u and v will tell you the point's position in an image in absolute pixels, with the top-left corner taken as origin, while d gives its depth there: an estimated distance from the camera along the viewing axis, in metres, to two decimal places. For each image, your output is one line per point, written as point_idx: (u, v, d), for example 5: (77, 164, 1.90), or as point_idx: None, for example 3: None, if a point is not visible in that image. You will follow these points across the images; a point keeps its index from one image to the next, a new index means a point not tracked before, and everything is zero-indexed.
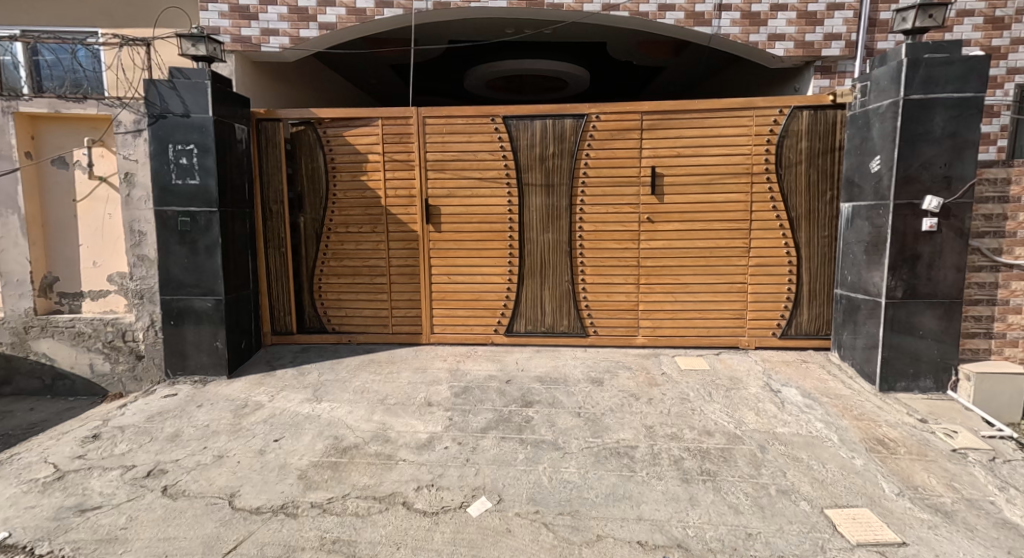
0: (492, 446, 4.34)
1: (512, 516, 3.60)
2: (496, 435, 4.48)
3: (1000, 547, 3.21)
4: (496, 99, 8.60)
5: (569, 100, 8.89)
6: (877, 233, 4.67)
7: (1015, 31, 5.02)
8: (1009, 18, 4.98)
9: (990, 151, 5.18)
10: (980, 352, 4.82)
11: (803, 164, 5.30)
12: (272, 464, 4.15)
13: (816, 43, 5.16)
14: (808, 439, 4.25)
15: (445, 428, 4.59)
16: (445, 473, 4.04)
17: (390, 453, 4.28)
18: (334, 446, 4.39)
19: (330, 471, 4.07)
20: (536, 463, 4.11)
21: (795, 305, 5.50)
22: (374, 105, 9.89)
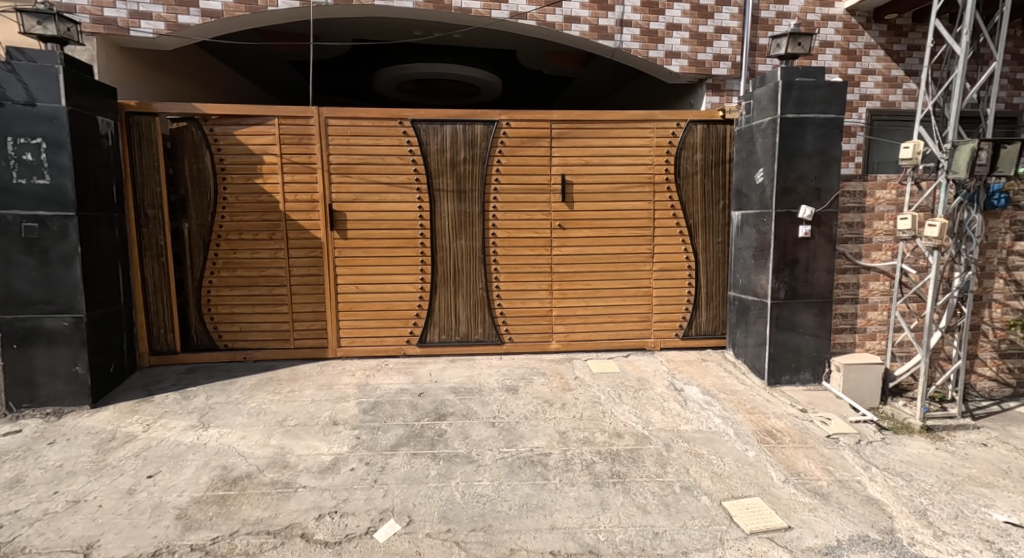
0: (403, 464, 4.12)
1: (422, 537, 3.42)
2: (407, 452, 4.26)
3: (866, 522, 3.58)
4: (406, 102, 8.39)
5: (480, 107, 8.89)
6: (763, 239, 5.12)
7: (864, 63, 5.80)
8: (859, 52, 5.76)
9: (849, 166, 5.92)
10: (847, 346, 5.42)
11: (699, 174, 5.69)
12: (143, 506, 3.61)
13: (707, 62, 5.60)
14: (708, 435, 4.51)
15: (351, 449, 4.29)
16: (351, 498, 3.76)
17: (288, 480, 3.91)
18: (222, 477, 3.92)
19: (216, 507, 3.63)
20: (448, 479, 3.96)
21: (695, 307, 5.86)
22: (272, 104, 9.26)
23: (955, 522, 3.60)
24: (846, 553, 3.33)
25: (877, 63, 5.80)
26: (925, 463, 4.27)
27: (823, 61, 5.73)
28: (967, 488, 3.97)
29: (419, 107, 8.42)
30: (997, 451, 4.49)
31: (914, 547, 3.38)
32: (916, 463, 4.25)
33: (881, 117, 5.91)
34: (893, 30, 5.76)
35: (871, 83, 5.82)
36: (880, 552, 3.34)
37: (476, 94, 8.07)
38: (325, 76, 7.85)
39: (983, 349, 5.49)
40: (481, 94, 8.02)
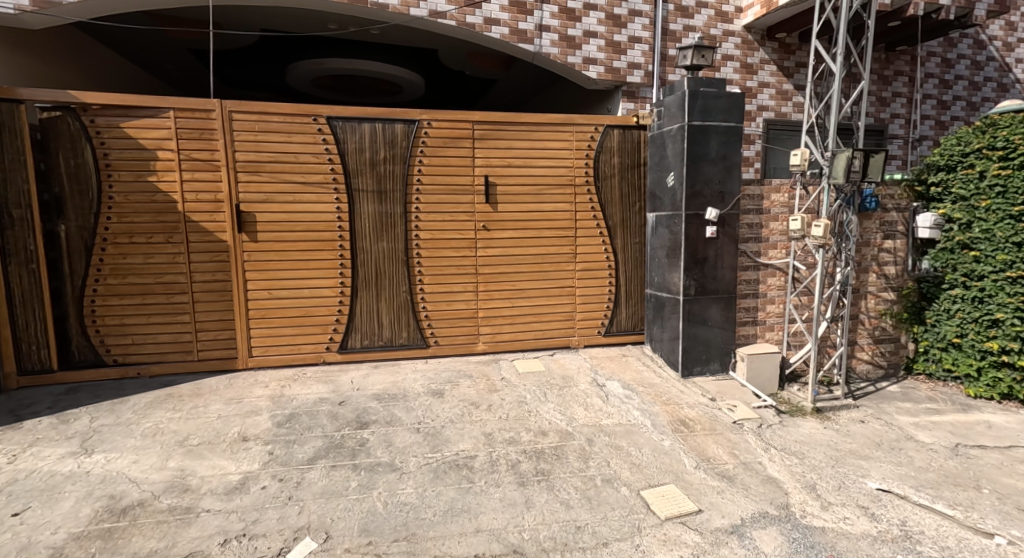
0: (321, 478, 3.91)
1: (341, 553, 3.28)
2: (325, 464, 4.05)
3: (766, 500, 3.90)
4: (322, 98, 8.01)
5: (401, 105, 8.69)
6: (675, 239, 5.43)
7: (760, 77, 6.34)
8: (755, 67, 6.29)
9: (750, 171, 6.43)
10: (750, 337, 5.86)
11: (616, 177, 5.91)
12: (7, 550, 3.19)
13: (622, 70, 5.84)
14: (628, 427, 4.69)
15: (263, 465, 4.01)
16: (263, 518, 3.52)
17: (189, 505, 3.58)
18: (108, 508, 3.53)
19: (100, 542, 3.27)
20: (370, 490, 3.81)
21: (615, 305, 6.07)
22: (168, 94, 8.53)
23: (839, 492, 4.00)
24: (749, 529, 3.60)
25: (770, 77, 6.36)
26: (815, 441, 4.71)
27: (725, 73, 6.21)
28: (849, 461, 4.42)
29: (335, 103, 8.07)
30: (873, 426, 5.05)
31: (805, 519, 3.72)
32: (808, 442, 4.69)
33: (775, 126, 6.48)
34: (783, 48, 6.35)
35: (766, 95, 6.36)
36: (777, 526, 3.64)
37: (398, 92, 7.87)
38: (231, 67, 7.32)
39: (861, 336, 6.17)
40: (402, 93, 7.83)
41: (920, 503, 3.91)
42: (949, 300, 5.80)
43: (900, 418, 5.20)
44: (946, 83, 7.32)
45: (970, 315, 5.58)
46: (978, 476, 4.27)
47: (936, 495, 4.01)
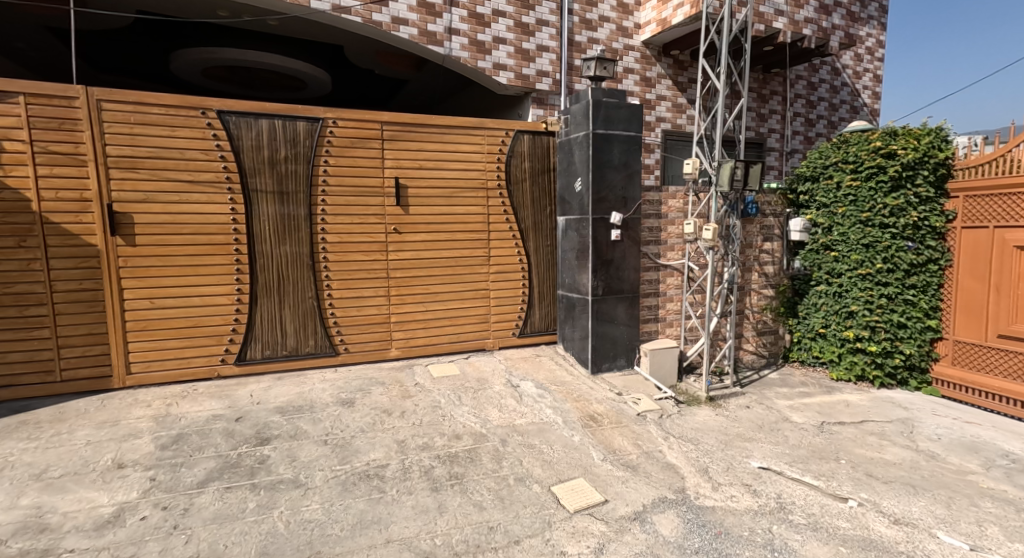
0: (213, 502, 3.59)
1: None
2: (218, 487, 3.72)
3: (665, 486, 4.16)
4: (214, 91, 7.36)
5: (305, 102, 8.24)
6: (583, 242, 5.68)
7: (657, 90, 6.82)
8: (653, 80, 6.78)
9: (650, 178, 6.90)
10: (652, 333, 6.25)
11: (527, 181, 6.03)
12: None
13: (531, 77, 5.98)
14: (540, 426, 4.80)
15: (143, 494, 3.61)
16: (141, 554, 3.19)
17: (47, 547, 3.18)
18: None
19: None
20: (270, 510, 3.56)
21: (529, 306, 6.18)
22: (23, 77, 7.51)
23: (727, 473, 4.36)
24: (649, 515, 3.81)
25: (666, 91, 6.87)
26: (708, 427, 5.11)
27: (626, 84, 6.63)
28: (736, 444, 4.84)
29: (228, 96, 7.48)
30: (756, 410, 5.57)
31: (699, 500, 4.01)
32: (702, 428, 5.08)
33: (672, 137, 7.03)
34: (677, 64, 6.90)
35: (662, 108, 6.87)
36: (674, 509, 3.89)
37: (301, 88, 7.43)
38: (101, 50, 6.56)
39: (747, 329, 6.80)
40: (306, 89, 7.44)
41: (792, 477, 4.33)
42: (816, 295, 6.56)
43: (778, 402, 5.79)
44: (811, 104, 8.28)
45: (832, 308, 6.35)
46: (838, 448, 4.82)
47: (805, 469, 4.46)
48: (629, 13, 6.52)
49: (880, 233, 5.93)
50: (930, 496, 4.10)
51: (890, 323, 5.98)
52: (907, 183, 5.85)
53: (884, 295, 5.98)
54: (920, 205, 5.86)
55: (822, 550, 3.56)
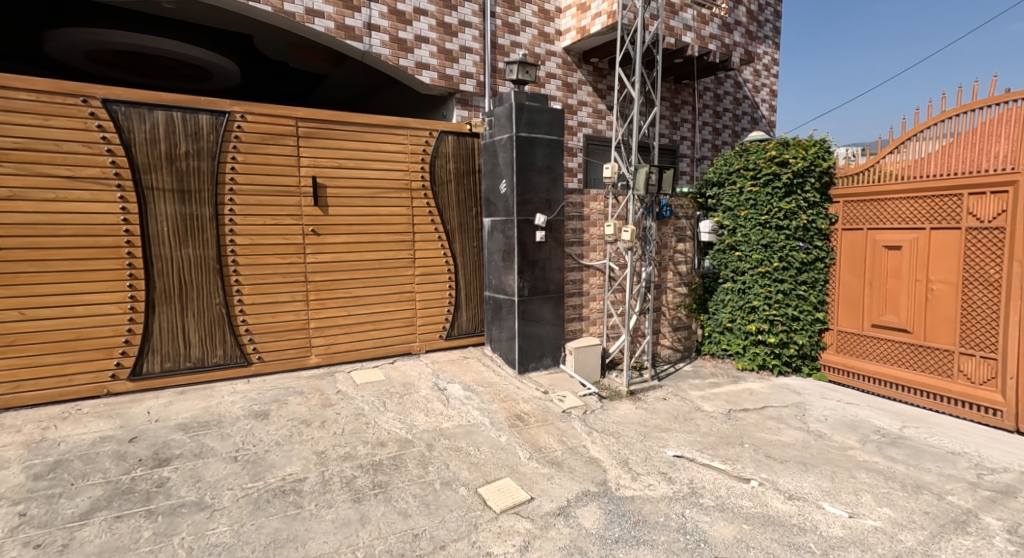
0: (100, 534, 3.25)
1: None
2: (106, 517, 3.37)
3: (588, 479, 4.27)
4: (102, 77, 6.67)
5: (212, 94, 7.72)
6: (509, 243, 5.77)
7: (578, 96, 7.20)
8: (574, 86, 7.14)
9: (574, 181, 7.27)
10: (577, 332, 6.48)
11: (452, 183, 6.00)
12: None
13: (454, 77, 6.00)
14: (467, 428, 4.77)
15: (11, 532, 3.20)
16: None
17: None
18: None
19: None
20: (169, 537, 3.27)
21: (456, 308, 6.16)
22: None
23: (645, 463, 4.55)
24: (573, 509, 3.89)
25: (587, 97, 7.28)
26: (628, 420, 5.32)
27: (549, 89, 6.93)
28: (654, 434, 5.08)
29: (121, 84, 6.84)
30: (671, 402, 5.87)
31: (619, 491, 4.15)
32: (623, 422, 5.28)
33: (594, 141, 7.44)
34: (597, 72, 7.34)
35: (584, 113, 7.27)
36: (596, 501, 4.00)
37: (207, 78, 6.90)
38: None
39: (663, 324, 7.18)
40: (212, 80, 6.95)
41: (702, 463, 4.60)
42: (723, 292, 7.03)
43: (691, 392, 6.14)
44: (718, 114, 8.86)
45: (736, 304, 6.83)
46: (742, 433, 5.18)
47: (714, 454, 4.76)
48: (550, 19, 6.82)
49: (776, 234, 6.44)
50: (818, 471, 4.46)
51: (785, 316, 6.52)
52: (798, 189, 6.40)
53: (780, 291, 6.50)
54: (809, 210, 6.42)
55: (727, 529, 3.75)
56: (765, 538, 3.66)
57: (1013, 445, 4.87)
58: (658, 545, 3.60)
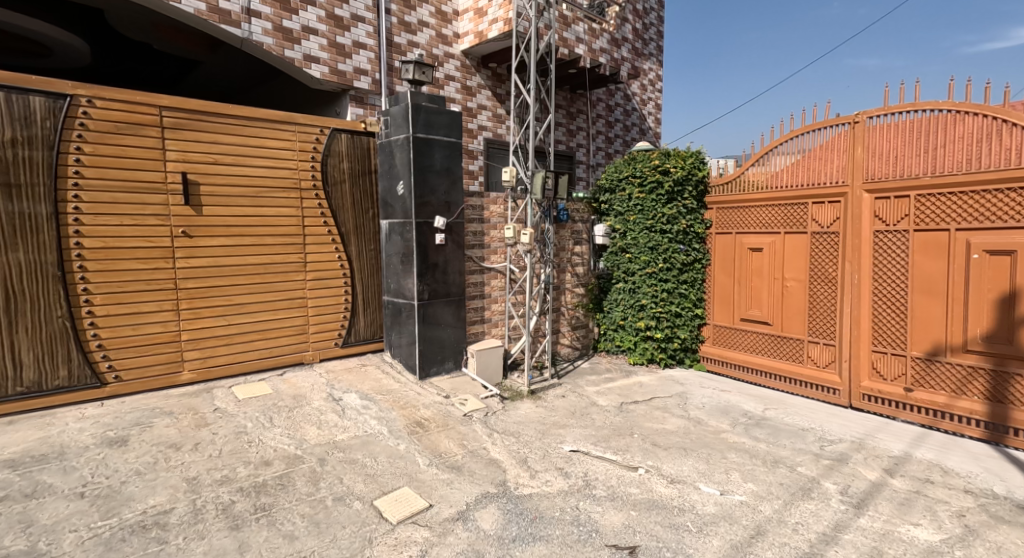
0: None
1: None
2: None
3: (488, 481, 4.25)
4: None
5: (57, 72, 6.81)
6: (407, 246, 5.66)
7: (478, 100, 7.26)
8: (474, 90, 7.20)
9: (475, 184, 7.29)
10: (479, 334, 6.50)
11: (347, 183, 5.78)
12: None
13: (348, 74, 5.77)
14: (363, 439, 4.57)
15: None
16: None
17: None
18: None
19: None
20: None
21: (353, 314, 5.92)
22: None
23: (543, 460, 4.62)
24: (472, 512, 3.85)
25: (486, 101, 7.35)
26: (529, 420, 5.40)
27: (448, 91, 6.91)
28: (552, 431, 5.18)
29: None
30: (570, 398, 6.04)
31: (518, 490, 4.17)
32: (523, 421, 5.34)
33: (494, 145, 7.52)
34: (495, 77, 7.44)
35: (483, 117, 7.33)
36: (495, 502, 3.99)
37: (46, 50, 6.12)
38: None
39: (562, 324, 7.38)
40: (56, 49, 6.14)
41: (596, 455, 4.76)
42: (616, 292, 7.37)
43: (588, 388, 6.35)
44: (610, 124, 9.28)
45: (628, 303, 7.17)
46: (633, 424, 5.43)
47: (607, 446, 4.94)
48: (448, 22, 6.79)
49: (661, 237, 6.84)
50: (696, 454, 4.78)
51: (670, 313, 6.95)
52: (678, 197, 6.85)
53: (665, 290, 6.92)
54: (688, 215, 6.89)
55: (617, 516, 3.89)
56: (650, 522, 3.83)
57: (849, 418, 5.47)
58: (553, 539, 3.64)
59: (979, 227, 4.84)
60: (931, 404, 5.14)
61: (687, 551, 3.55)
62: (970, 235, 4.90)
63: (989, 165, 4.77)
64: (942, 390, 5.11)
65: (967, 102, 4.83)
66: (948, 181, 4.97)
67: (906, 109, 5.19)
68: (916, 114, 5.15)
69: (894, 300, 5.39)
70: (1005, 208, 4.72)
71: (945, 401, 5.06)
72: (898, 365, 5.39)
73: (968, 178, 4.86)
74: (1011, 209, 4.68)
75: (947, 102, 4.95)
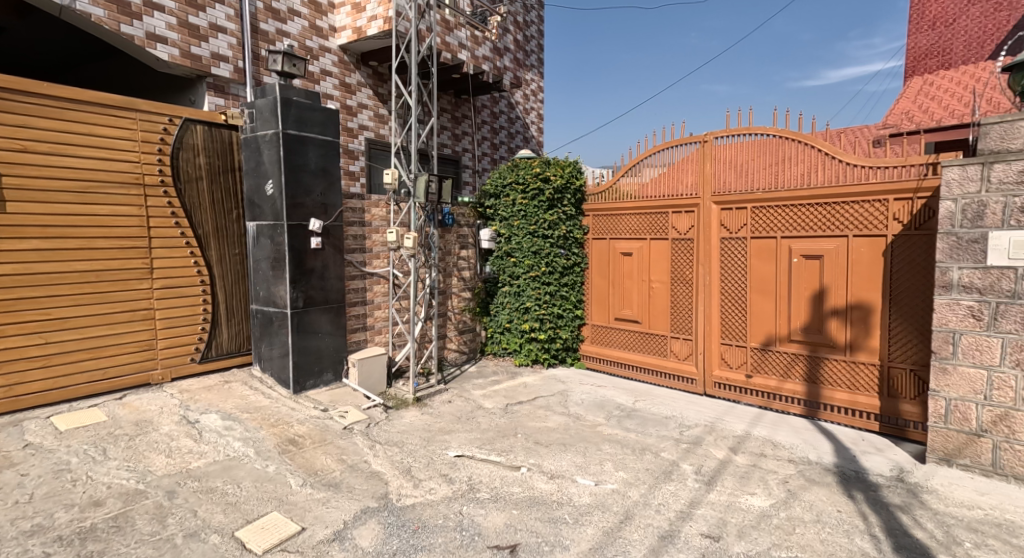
0: None
1: None
2: None
3: (368, 495, 4.04)
4: None
5: None
6: (278, 250, 5.28)
7: (357, 99, 6.98)
8: (353, 88, 6.92)
9: (357, 186, 6.98)
10: (361, 342, 6.20)
11: (204, 180, 5.26)
12: None
13: (204, 58, 5.31)
14: (224, 464, 4.13)
15: None
16: None
17: None
18: None
19: None
20: None
21: (213, 325, 5.39)
22: None
23: (427, 469, 4.48)
24: (350, 531, 3.62)
25: (367, 100, 7.10)
26: (413, 428, 5.24)
27: (324, 86, 6.58)
28: (438, 438, 5.06)
29: None
30: (456, 403, 5.96)
31: (400, 502, 4.00)
32: (408, 430, 5.17)
33: (376, 146, 7.28)
34: (377, 75, 7.21)
35: (365, 116, 7.06)
36: (375, 518, 3.79)
37: None
38: None
39: (449, 329, 7.30)
40: None
41: (481, 458, 4.72)
42: (502, 295, 7.46)
43: (474, 392, 6.31)
44: (495, 130, 9.38)
45: (513, 305, 7.27)
46: (517, 425, 5.47)
47: (491, 448, 4.92)
48: (323, 14, 6.49)
49: (543, 242, 7.02)
50: (574, 449, 4.92)
51: (552, 314, 7.14)
52: (558, 203, 7.07)
53: (548, 293, 7.10)
54: (567, 221, 7.14)
55: (499, 517, 3.87)
56: (531, 519, 3.86)
57: (704, 404, 5.97)
58: (435, 548, 3.53)
59: (797, 235, 5.50)
60: (765, 388, 5.76)
61: (564, 543, 3.60)
62: (791, 242, 5.55)
63: (803, 182, 5.43)
64: (774, 374, 5.75)
65: (786, 129, 5.46)
66: (774, 196, 5.60)
67: (742, 132, 5.77)
68: (750, 137, 5.74)
69: (736, 298, 6.00)
70: (815, 220, 5.39)
71: (775, 384, 5.70)
72: (741, 354, 5.99)
73: (787, 193, 5.51)
74: (819, 221, 5.37)
75: (772, 128, 5.56)
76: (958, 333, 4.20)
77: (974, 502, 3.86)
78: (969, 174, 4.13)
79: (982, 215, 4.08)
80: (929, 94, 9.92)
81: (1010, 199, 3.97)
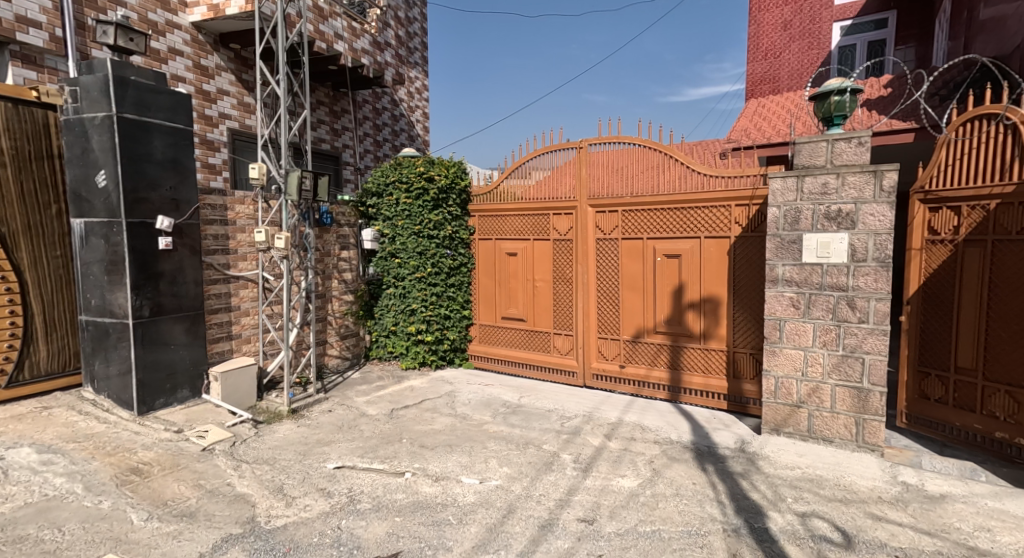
0: None
1: None
2: None
3: (231, 522, 3.61)
4: None
5: None
6: (114, 252, 4.60)
7: (217, 83, 6.32)
8: (211, 71, 6.24)
9: (218, 179, 6.33)
10: (225, 353, 5.60)
11: (9, 167, 4.38)
12: None
13: (7, 22, 4.48)
14: (43, 505, 3.50)
15: None
16: None
17: None
18: None
19: None
20: None
21: (26, 342, 4.55)
22: None
23: (302, 485, 4.13)
24: None
25: (229, 86, 6.47)
26: (287, 442, 4.82)
27: (175, 67, 5.87)
28: (314, 451, 4.70)
29: None
30: (336, 412, 5.58)
31: (269, 523, 3.63)
32: (280, 445, 4.74)
33: (241, 137, 6.65)
34: (240, 59, 6.59)
35: (226, 103, 6.42)
36: (239, 545, 3.39)
37: None
38: None
39: (329, 334, 6.86)
40: None
41: (363, 468, 4.45)
42: (387, 298, 7.17)
43: (357, 399, 5.97)
44: (377, 127, 9.01)
45: (398, 308, 7.02)
46: (402, 429, 5.24)
47: (374, 456, 4.66)
48: None
49: (428, 242, 6.88)
50: (460, 449, 4.82)
51: (439, 315, 7.00)
52: (443, 203, 6.94)
53: (434, 294, 6.97)
54: (452, 222, 7.02)
55: (380, 527, 3.65)
56: (413, 525, 3.69)
57: (584, 396, 6.16)
58: None
59: (660, 236, 5.84)
60: (636, 376, 6.07)
61: (447, 545, 3.47)
62: (655, 243, 5.88)
63: (664, 188, 5.78)
64: (643, 363, 6.07)
65: (650, 139, 5.77)
66: (641, 200, 5.90)
67: (612, 140, 6.01)
68: (619, 145, 6.00)
69: (610, 294, 6.25)
70: (673, 222, 5.76)
71: (645, 372, 6.02)
72: (615, 346, 6.25)
73: (650, 198, 5.85)
74: (676, 223, 5.74)
75: (638, 139, 5.85)
76: (783, 320, 4.69)
77: (795, 464, 4.32)
78: (788, 185, 4.62)
79: (798, 220, 4.59)
80: (761, 115, 10.84)
81: (817, 206, 4.50)
